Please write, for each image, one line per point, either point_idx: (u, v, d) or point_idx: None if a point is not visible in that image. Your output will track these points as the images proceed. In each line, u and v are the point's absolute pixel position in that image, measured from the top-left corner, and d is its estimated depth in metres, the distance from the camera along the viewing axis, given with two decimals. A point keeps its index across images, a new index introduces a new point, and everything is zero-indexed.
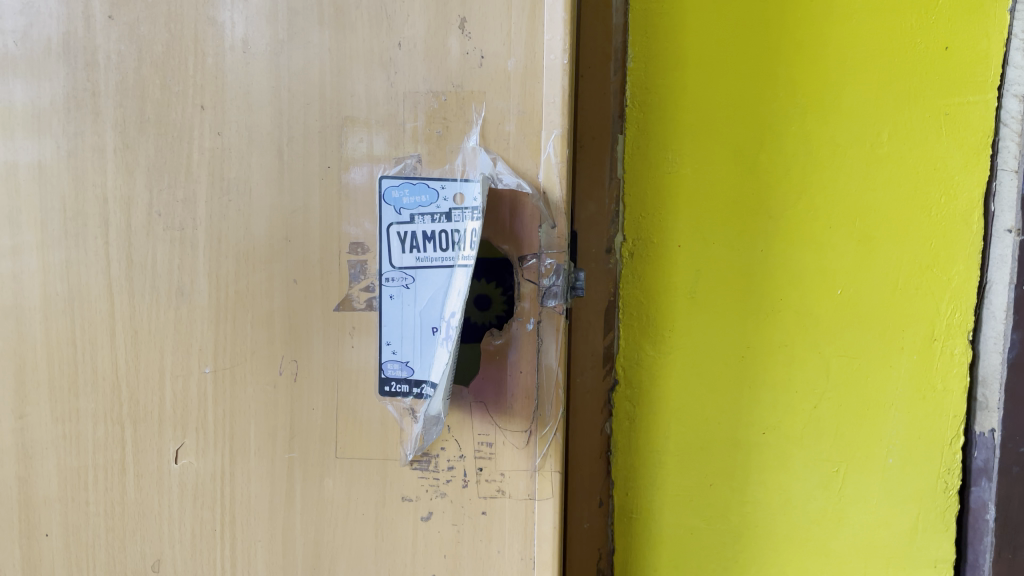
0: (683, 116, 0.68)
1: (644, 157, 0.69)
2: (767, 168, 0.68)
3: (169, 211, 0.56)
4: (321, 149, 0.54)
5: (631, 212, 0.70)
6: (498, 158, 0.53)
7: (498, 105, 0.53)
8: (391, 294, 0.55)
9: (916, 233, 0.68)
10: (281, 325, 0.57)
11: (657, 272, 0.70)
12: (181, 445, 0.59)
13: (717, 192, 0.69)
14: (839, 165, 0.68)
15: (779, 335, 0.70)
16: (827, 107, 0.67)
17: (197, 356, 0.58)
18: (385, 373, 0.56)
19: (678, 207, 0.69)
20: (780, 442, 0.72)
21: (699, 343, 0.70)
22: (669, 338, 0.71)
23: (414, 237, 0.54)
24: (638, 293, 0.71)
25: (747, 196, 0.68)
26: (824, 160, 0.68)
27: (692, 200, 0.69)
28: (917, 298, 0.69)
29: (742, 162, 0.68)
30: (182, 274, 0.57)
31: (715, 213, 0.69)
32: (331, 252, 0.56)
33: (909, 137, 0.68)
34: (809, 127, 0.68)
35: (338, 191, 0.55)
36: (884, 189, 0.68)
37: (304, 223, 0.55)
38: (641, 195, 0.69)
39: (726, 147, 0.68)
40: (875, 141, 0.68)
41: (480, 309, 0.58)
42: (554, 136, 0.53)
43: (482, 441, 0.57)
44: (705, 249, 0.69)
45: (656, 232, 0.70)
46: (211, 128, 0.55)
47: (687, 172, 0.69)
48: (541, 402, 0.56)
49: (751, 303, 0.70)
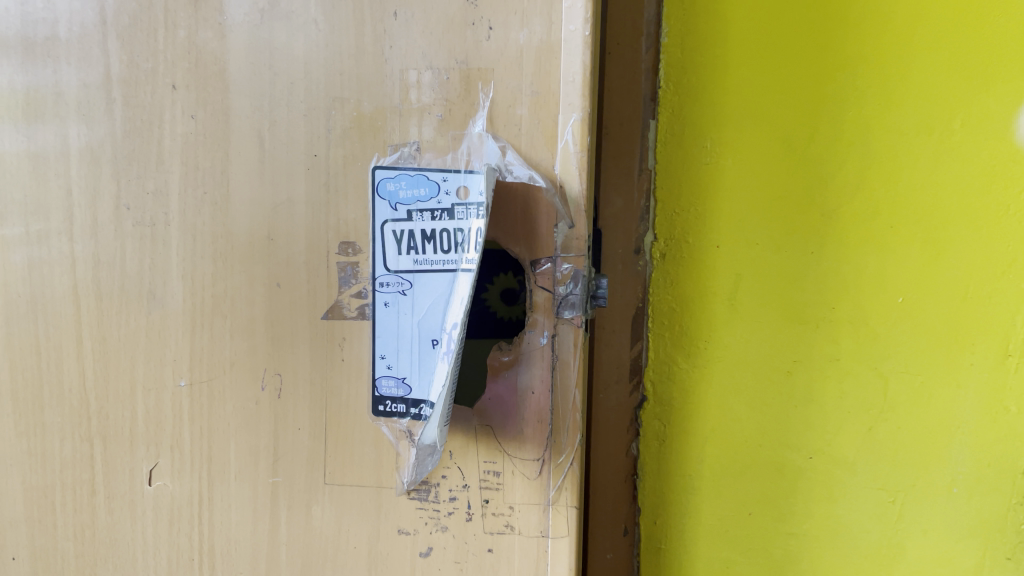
0: (722, 101, 0.60)
1: (678, 147, 0.61)
2: (817, 159, 0.60)
3: (138, 204, 0.50)
4: (307, 135, 0.48)
5: (664, 209, 0.62)
6: (507, 146, 0.46)
7: (509, 84, 0.46)
8: (386, 301, 0.49)
9: (991, 233, 0.59)
10: (264, 334, 0.50)
11: (692, 276, 0.62)
12: (155, 466, 0.53)
13: (760, 187, 0.60)
14: (901, 157, 0.59)
15: (828, 350, 0.62)
16: (888, 89, 0.58)
17: (171, 368, 0.51)
18: (379, 391, 0.50)
19: (716, 203, 0.61)
20: (826, 468, 0.63)
21: (734, 359, 0.63)
22: (703, 351, 0.63)
23: (411, 237, 0.48)
24: (670, 299, 0.63)
25: (794, 191, 0.60)
26: (884, 151, 0.59)
27: (731, 196, 0.61)
28: (989, 308, 0.60)
29: (789, 152, 0.60)
30: (154, 275, 0.50)
31: (758, 209, 0.61)
32: (318, 253, 0.49)
33: (982, 126, 0.58)
34: (867, 112, 0.59)
35: (327, 182, 0.48)
36: (953, 184, 0.59)
37: (289, 218, 0.49)
38: (675, 189, 0.61)
39: (771, 136, 0.60)
40: (943, 130, 0.59)
41: (507, 303, 0.56)
42: (573, 120, 0.45)
43: (489, 469, 0.50)
44: (746, 250, 0.61)
45: (691, 231, 0.62)
46: (183, 110, 0.48)
47: (726, 163, 0.60)
48: (555, 428, 0.49)
49: (797, 312, 0.61)
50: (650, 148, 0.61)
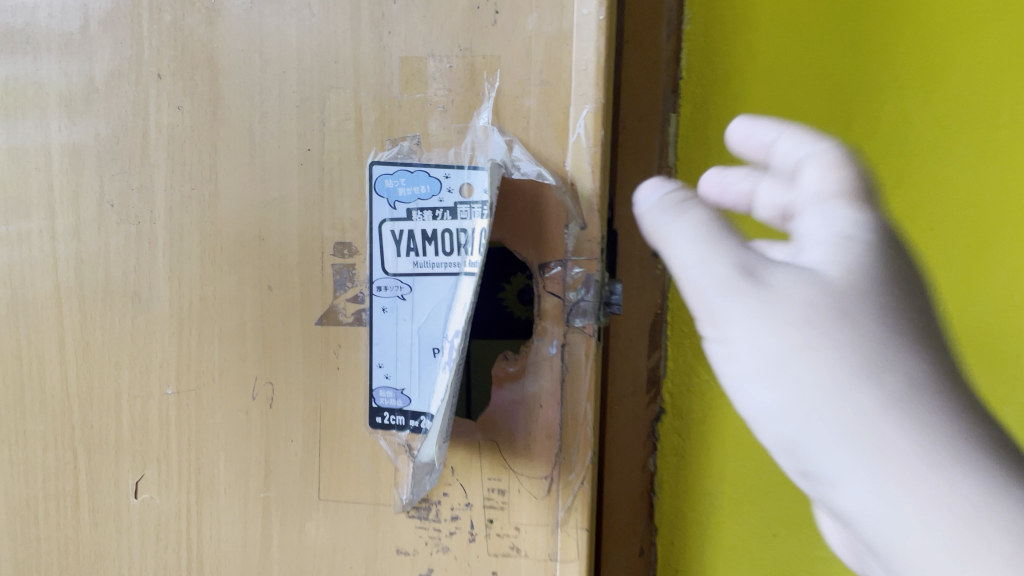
0: (747, 92, 0.56)
1: (700, 143, 0.57)
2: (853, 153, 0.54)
3: (122, 201, 0.47)
4: (299, 127, 0.44)
5: None
6: (514, 141, 0.42)
7: (516, 73, 0.42)
8: (384, 306, 0.45)
9: None
10: (255, 340, 0.47)
11: None
12: (141, 477, 0.50)
13: None
14: (943, 153, 0.53)
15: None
16: (930, 78, 0.53)
17: (157, 375, 0.49)
18: (376, 403, 0.47)
19: None
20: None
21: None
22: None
23: (411, 238, 0.44)
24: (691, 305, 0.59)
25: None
26: (923, 147, 0.54)
27: None
28: None
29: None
30: (139, 277, 0.48)
31: None
32: (312, 254, 0.46)
33: None
34: (908, 103, 0.53)
35: (321, 179, 0.45)
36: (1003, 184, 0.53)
37: (280, 217, 0.46)
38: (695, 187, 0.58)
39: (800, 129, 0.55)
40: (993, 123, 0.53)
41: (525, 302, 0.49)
42: (586, 112, 0.41)
43: (493, 487, 0.47)
44: None
45: None
46: (169, 101, 0.45)
47: None
48: (564, 443, 0.46)
49: None
50: (670, 144, 0.57)
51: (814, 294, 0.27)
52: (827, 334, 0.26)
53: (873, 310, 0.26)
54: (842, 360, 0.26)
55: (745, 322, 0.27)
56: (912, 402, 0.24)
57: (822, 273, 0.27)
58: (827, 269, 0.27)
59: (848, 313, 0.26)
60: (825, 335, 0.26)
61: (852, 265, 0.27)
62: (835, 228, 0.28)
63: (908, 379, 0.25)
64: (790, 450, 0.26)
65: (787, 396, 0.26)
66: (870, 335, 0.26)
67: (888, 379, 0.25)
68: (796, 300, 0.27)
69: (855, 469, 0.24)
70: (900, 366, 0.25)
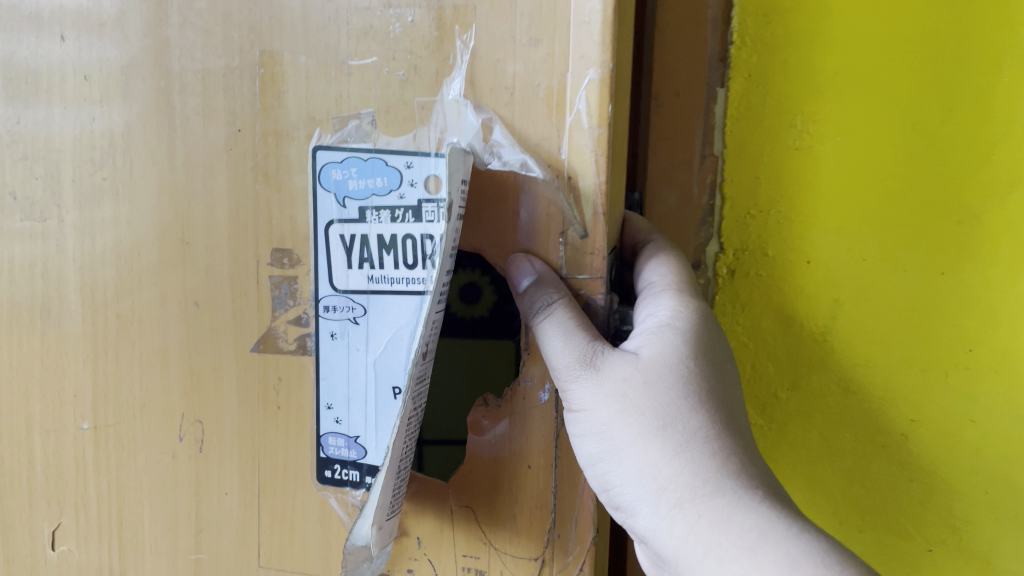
0: (821, 50, 0.40)
1: (751, 130, 0.42)
2: (959, 141, 0.39)
3: (26, 192, 0.38)
4: (227, 101, 0.35)
5: (731, 209, 0.43)
6: (493, 119, 0.32)
7: (497, 29, 0.31)
8: (333, 331, 0.35)
9: None
10: (180, 368, 0.38)
11: (766, 304, 0.43)
12: (58, 527, 0.42)
13: (871, 178, 0.40)
14: None
15: (962, 415, 0.41)
16: None
17: (72, 406, 0.40)
18: (326, 453, 0.37)
19: (807, 202, 0.41)
20: (957, 569, 0.43)
21: (823, 416, 0.43)
22: (785, 403, 0.44)
23: (365, 245, 0.34)
24: (744, 332, 0.44)
25: (920, 189, 0.40)
26: None
27: (828, 191, 0.41)
28: None
29: (912, 132, 0.39)
30: (48, 286, 0.39)
31: (867, 210, 0.41)
32: (244, 263, 0.36)
33: None
34: None
35: (254, 168, 0.35)
36: None
37: (207, 216, 0.36)
38: (747, 182, 0.42)
39: (893, 100, 0.39)
40: None
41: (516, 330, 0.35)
42: (588, 82, 0.30)
43: (469, 567, 0.36)
44: (848, 267, 0.41)
45: (769, 242, 0.42)
46: (75, 68, 0.36)
47: (824, 144, 0.41)
48: (560, 518, 0.35)
49: (921, 358, 0.41)
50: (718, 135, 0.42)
51: (633, 376, 0.33)
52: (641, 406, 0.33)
53: (677, 384, 0.33)
54: (645, 422, 0.33)
55: (590, 394, 0.33)
56: (695, 455, 0.32)
57: (638, 356, 0.34)
58: (646, 351, 0.34)
59: (654, 387, 0.33)
60: (640, 402, 0.33)
61: (661, 349, 0.34)
62: (655, 319, 0.36)
63: (688, 434, 0.33)
64: (604, 489, 0.33)
65: (607, 447, 0.33)
66: (672, 402, 0.33)
67: (673, 434, 0.33)
68: (619, 378, 0.33)
69: (647, 508, 0.32)
70: (683, 425, 0.33)
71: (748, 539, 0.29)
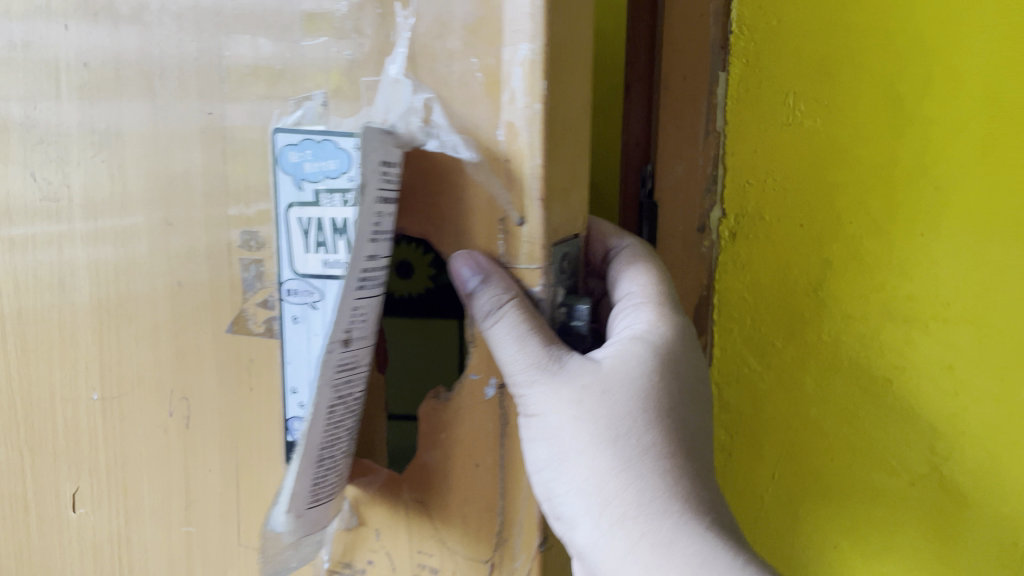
0: (811, 29, 0.45)
1: (754, 110, 0.47)
2: (939, 110, 0.44)
3: (43, 174, 0.41)
4: (199, 85, 0.36)
5: (734, 175, 0.48)
6: (432, 100, 0.30)
7: (436, 2, 0.30)
8: (295, 315, 0.35)
9: None
10: (169, 345, 0.40)
11: (765, 260, 0.48)
12: (77, 489, 0.45)
13: (857, 145, 0.45)
14: None
15: (940, 360, 0.47)
16: None
17: (84, 376, 0.42)
18: (291, 437, 0.36)
19: (800, 167, 0.46)
20: (936, 498, 0.49)
21: (816, 363, 0.49)
22: (780, 352, 0.49)
23: (320, 229, 0.33)
24: (744, 288, 0.49)
25: (902, 155, 0.45)
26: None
27: (821, 160, 0.46)
28: None
29: (895, 103, 0.44)
30: (62, 263, 0.41)
31: (853, 175, 0.45)
32: (218, 245, 0.37)
33: None
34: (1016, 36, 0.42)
35: (224, 151, 0.36)
36: None
37: (186, 198, 0.37)
38: (747, 150, 0.47)
39: (877, 75, 0.44)
40: None
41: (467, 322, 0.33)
42: (523, 57, 0.28)
43: (422, 564, 0.35)
44: (838, 226, 0.46)
45: (767, 206, 0.47)
46: (76, 55, 0.38)
47: (816, 115, 0.45)
48: (507, 521, 0.33)
49: (902, 306, 0.46)
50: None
51: (593, 383, 0.31)
52: (596, 417, 0.31)
53: (640, 395, 0.31)
54: (597, 432, 0.31)
55: (546, 398, 0.30)
56: (643, 473, 0.30)
57: (599, 363, 0.32)
58: (610, 361, 0.32)
59: (614, 396, 0.31)
60: (594, 412, 0.31)
61: (628, 359, 0.32)
62: (626, 332, 0.34)
63: (641, 448, 0.31)
64: (547, 498, 0.31)
65: (557, 455, 0.30)
66: (629, 415, 0.31)
67: (624, 447, 0.31)
68: (578, 384, 0.31)
69: (587, 522, 0.30)
70: (638, 439, 0.31)
71: (689, 565, 0.29)
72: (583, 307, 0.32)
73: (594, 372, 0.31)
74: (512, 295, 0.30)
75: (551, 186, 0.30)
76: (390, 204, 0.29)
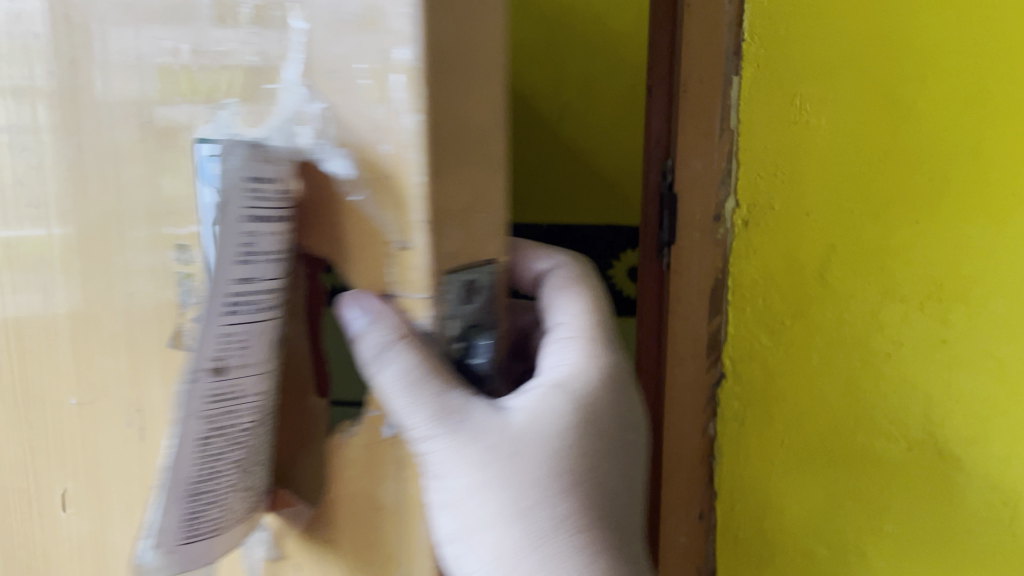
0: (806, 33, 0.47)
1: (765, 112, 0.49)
2: (923, 115, 0.47)
3: None
4: (44, 76, 0.30)
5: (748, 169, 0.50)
6: (286, 93, 0.23)
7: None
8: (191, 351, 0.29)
9: None
10: (32, 376, 0.34)
11: (777, 241, 0.51)
12: None
13: (847, 147, 0.48)
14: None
15: (932, 334, 0.50)
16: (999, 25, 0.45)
17: None
18: None
19: (799, 169, 0.49)
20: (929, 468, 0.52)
21: (820, 339, 0.51)
22: (792, 328, 0.52)
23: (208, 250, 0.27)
24: (757, 272, 0.51)
25: (877, 156, 0.48)
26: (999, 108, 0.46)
27: (828, 162, 0.48)
28: None
29: (879, 113, 0.47)
30: None
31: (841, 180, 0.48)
32: (76, 266, 0.32)
33: None
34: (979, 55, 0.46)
35: (74, 157, 0.30)
36: None
37: (42, 211, 0.32)
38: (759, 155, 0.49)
39: (859, 86, 0.47)
40: None
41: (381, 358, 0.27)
42: (399, 58, 0.21)
43: None
44: (837, 215, 0.49)
45: (780, 199, 0.50)
46: None
47: (814, 122, 0.48)
48: None
49: (893, 292, 0.49)
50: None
51: (501, 439, 0.25)
52: (504, 484, 0.25)
53: (556, 455, 0.27)
54: (505, 501, 0.25)
55: (450, 458, 0.25)
56: (553, 552, 0.26)
57: (507, 416, 0.26)
58: (525, 416, 0.26)
59: (525, 459, 0.26)
60: (502, 477, 0.25)
61: (545, 412, 0.27)
62: (547, 378, 0.28)
63: (552, 519, 0.26)
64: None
65: (464, 528, 0.25)
66: (543, 479, 0.26)
67: (534, 520, 0.26)
68: (485, 442, 0.25)
69: None
70: (550, 511, 0.26)
71: None
72: (480, 337, 0.25)
73: (496, 428, 0.25)
74: (273, 306, 0.23)
75: (441, 200, 0.22)
76: (267, 221, 0.22)
